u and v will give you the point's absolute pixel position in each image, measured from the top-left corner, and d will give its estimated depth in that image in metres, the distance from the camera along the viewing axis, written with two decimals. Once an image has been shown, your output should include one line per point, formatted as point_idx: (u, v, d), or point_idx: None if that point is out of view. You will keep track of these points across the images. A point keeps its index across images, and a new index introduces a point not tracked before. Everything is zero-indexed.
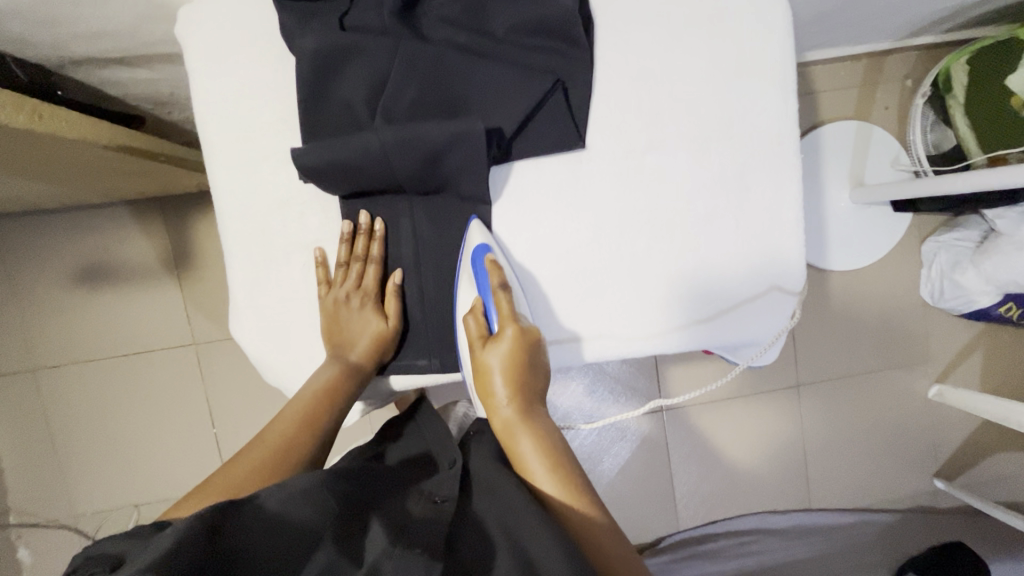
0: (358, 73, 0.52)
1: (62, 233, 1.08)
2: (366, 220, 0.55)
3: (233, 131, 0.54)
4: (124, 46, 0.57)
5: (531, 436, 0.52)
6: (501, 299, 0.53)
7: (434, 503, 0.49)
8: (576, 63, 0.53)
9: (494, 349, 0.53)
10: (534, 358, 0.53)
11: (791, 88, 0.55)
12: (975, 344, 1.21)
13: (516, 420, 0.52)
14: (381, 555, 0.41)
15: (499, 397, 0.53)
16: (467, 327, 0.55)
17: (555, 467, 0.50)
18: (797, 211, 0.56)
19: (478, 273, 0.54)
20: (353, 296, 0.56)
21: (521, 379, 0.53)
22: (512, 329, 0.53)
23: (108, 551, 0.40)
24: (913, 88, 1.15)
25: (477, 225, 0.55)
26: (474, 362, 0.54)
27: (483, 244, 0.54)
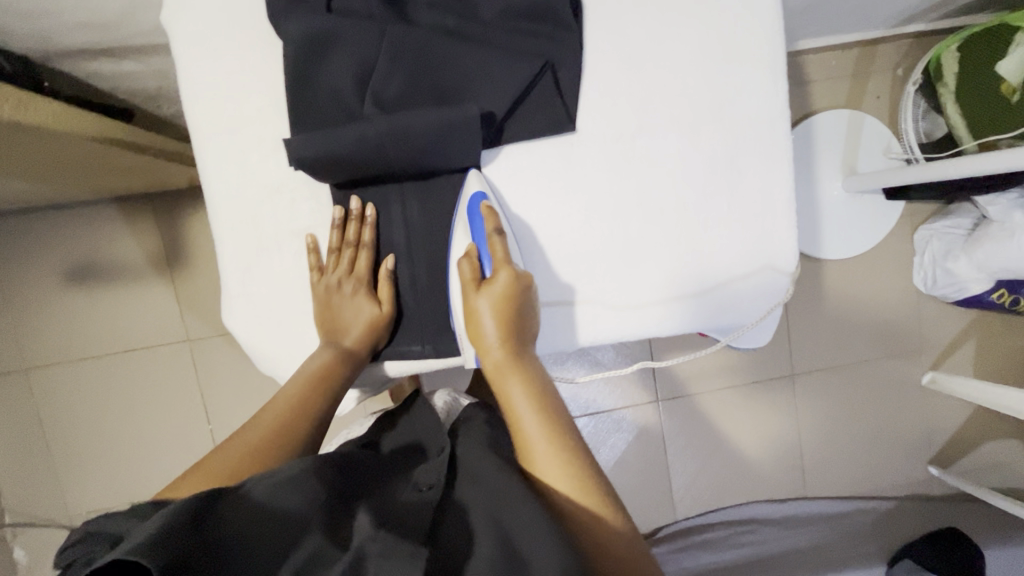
0: (345, 58, 0.51)
1: (53, 232, 1.07)
2: (354, 203, 0.55)
3: (222, 119, 0.53)
4: (111, 38, 0.57)
5: (521, 382, 0.50)
6: (496, 244, 0.52)
7: (420, 490, 0.48)
8: (566, 47, 0.53)
9: (487, 294, 0.51)
10: (527, 305, 0.52)
11: (782, 71, 0.55)
12: (968, 331, 1.22)
13: (508, 364, 0.51)
14: (365, 539, 0.39)
15: (488, 340, 0.52)
16: (461, 268, 0.53)
17: (545, 416, 0.49)
18: (788, 193, 0.56)
19: (473, 220, 0.53)
20: (344, 282, 0.55)
21: (515, 325, 0.52)
22: (506, 273, 0.51)
23: (104, 528, 0.41)
24: (904, 77, 1.15)
25: (477, 174, 0.54)
26: (465, 305, 0.53)
27: (480, 192, 0.53)
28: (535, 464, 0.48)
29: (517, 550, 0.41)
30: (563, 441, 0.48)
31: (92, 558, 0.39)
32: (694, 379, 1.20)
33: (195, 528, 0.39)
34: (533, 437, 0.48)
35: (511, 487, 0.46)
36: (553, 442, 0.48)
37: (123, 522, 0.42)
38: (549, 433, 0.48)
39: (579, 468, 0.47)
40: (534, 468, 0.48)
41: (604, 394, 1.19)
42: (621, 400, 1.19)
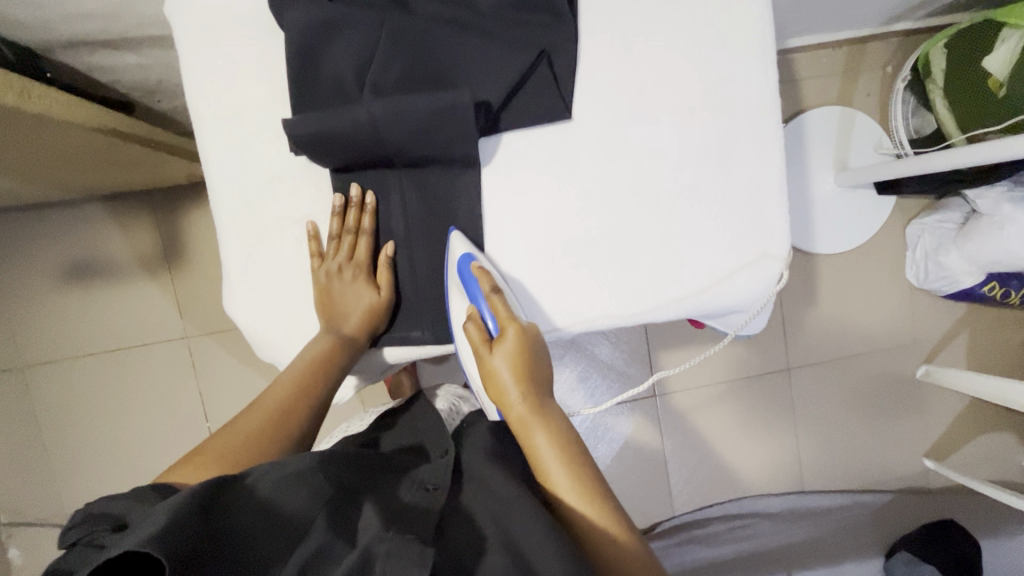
0: (344, 45, 0.52)
1: (50, 229, 1.07)
2: (354, 192, 0.55)
3: (222, 107, 0.54)
4: (113, 29, 0.58)
5: (544, 429, 0.51)
6: (496, 302, 0.53)
7: (426, 491, 0.50)
8: (562, 35, 0.54)
9: (499, 354, 0.52)
10: (538, 356, 0.53)
11: (772, 59, 0.56)
12: (960, 324, 1.24)
13: (529, 416, 0.51)
14: (373, 539, 0.41)
15: (508, 395, 0.52)
16: (468, 331, 0.54)
17: (571, 462, 0.49)
18: (780, 178, 0.57)
19: (466, 281, 0.54)
20: (345, 268, 0.56)
21: (529, 378, 0.52)
22: (513, 329, 0.52)
23: (109, 511, 0.42)
24: (893, 73, 1.17)
25: (458, 235, 0.56)
26: (482, 366, 0.54)
27: (467, 254, 0.54)
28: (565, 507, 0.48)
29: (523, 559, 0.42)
30: (588, 487, 0.48)
31: (96, 538, 0.39)
32: (690, 374, 1.21)
33: (202, 521, 0.39)
34: (565, 488, 0.48)
35: (516, 497, 0.48)
36: (585, 491, 0.48)
37: (126, 505, 0.42)
38: (574, 481, 0.48)
39: (608, 511, 0.47)
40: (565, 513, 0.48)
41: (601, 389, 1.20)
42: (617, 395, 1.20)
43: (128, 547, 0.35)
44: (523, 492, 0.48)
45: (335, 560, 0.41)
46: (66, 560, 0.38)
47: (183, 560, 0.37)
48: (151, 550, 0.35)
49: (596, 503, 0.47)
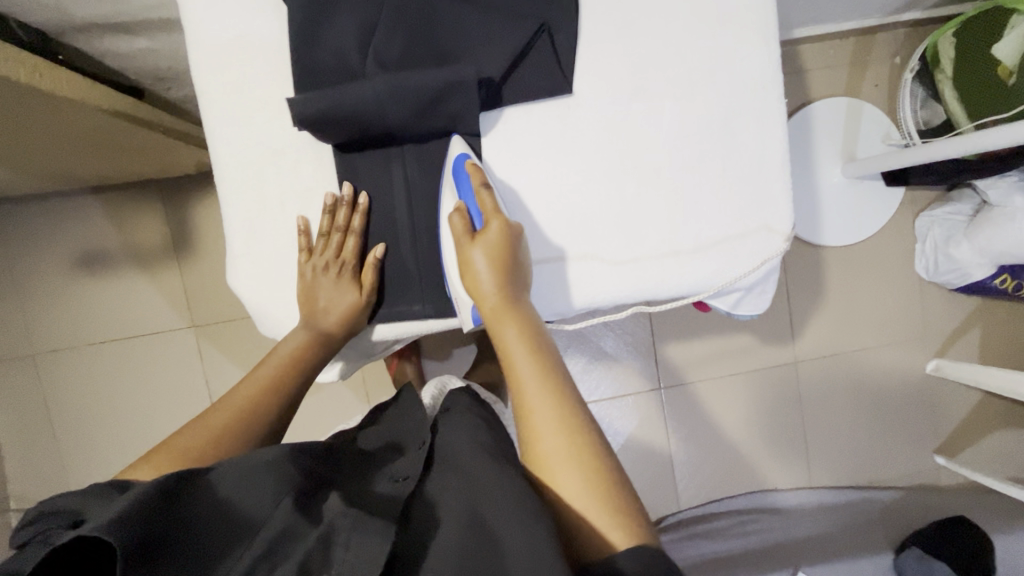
0: (348, 21, 0.53)
1: (62, 219, 1.09)
2: (346, 192, 0.56)
3: (228, 83, 0.55)
4: (123, 11, 0.59)
5: (515, 325, 0.51)
6: (485, 197, 0.52)
7: (395, 482, 0.50)
8: (562, 11, 0.54)
9: (481, 246, 0.52)
10: (518, 255, 0.53)
11: (774, 32, 0.56)
12: (971, 318, 1.22)
13: (502, 311, 0.51)
14: (336, 515, 0.42)
15: (483, 288, 0.52)
16: (451, 221, 0.53)
17: (539, 359, 0.49)
18: (782, 153, 0.57)
19: (458, 178, 0.54)
20: (329, 265, 0.56)
21: (509, 273, 0.52)
22: (497, 224, 0.52)
23: (64, 507, 0.42)
24: (902, 64, 1.16)
25: (459, 139, 0.55)
26: (459, 256, 0.53)
27: (463, 153, 0.54)
28: (524, 396, 0.48)
29: (493, 539, 0.43)
30: (552, 380, 0.48)
31: (50, 536, 0.40)
32: (696, 366, 1.20)
33: (167, 502, 0.40)
34: (525, 380, 0.48)
35: (494, 484, 0.48)
36: (545, 385, 0.48)
37: (82, 500, 0.42)
38: (539, 373, 0.48)
39: (565, 403, 0.47)
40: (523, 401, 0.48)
41: (606, 381, 1.19)
42: (623, 388, 1.19)
43: (87, 532, 0.36)
44: (506, 474, 0.49)
45: (298, 542, 0.41)
46: (21, 557, 0.38)
47: (143, 543, 0.38)
48: (107, 538, 0.36)
49: (557, 394, 0.48)
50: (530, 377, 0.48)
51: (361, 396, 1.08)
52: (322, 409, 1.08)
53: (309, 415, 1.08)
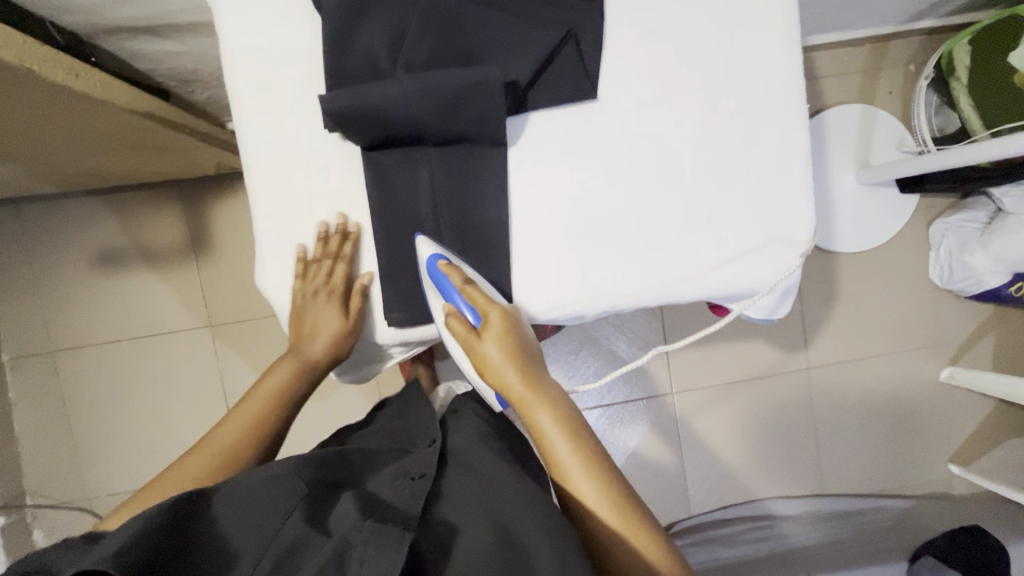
0: (378, 25, 0.54)
1: (83, 218, 1.10)
2: (342, 223, 0.57)
3: (259, 87, 0.56)
4: (157, 15, 0.60)
5: (544, 405, 0.51)
6: (472, 292, 0.53)
7: (410, 479, 0.50)
8: (588, 17, 0.55)
9: (490, 339, 0.52)
10: (523, 334, 0.54)
11: (796, 38, 0.57)
12: (985, 326, 1.21)
13: (530, 395, 0.51)
14: (350, 529, 0.42)
15: (503, 380, 0.52)
16: (452, 327, 0.54)
17: (572, 435, 0.50)
18: (803, 158, 0.58)
19: (438, 281, 0.54)
20: (320, 289, 0.58)
21: (523, 357, 0.52)
22: (497, 312, 0.53)
23: (31, 565, 0.38)
24: (916, 72, 1.16)
25: (425, 240, 0.56)
26: (472, 355, 0.53)
27: (435, 254, 0.55)
28: (568, 477, 0.49)
29: (512, 537, 0.44)
30: (587, 452, 0.50)
31: None
32: (709, 371, 1.20)
33: (172, 529, 0.41)
34: (571, 462, 0.49)
35: (511, 486, 0.50)
36: (586, 455, 0.50)
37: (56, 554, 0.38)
38: (576, 452, 0.50)
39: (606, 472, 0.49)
40: (569, 484, 0.49)
41: (618, 385, 1.19)
42: (634, 392, 1.20)
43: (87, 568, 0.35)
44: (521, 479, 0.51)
45: (311, 556, 0.41)
46: None
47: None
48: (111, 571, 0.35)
49: (596, 467, 0.49)
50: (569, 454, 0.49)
51: (374, 396, 1.09)
52: (336, 409, 1.09)
53: (323, 416, 1.09)
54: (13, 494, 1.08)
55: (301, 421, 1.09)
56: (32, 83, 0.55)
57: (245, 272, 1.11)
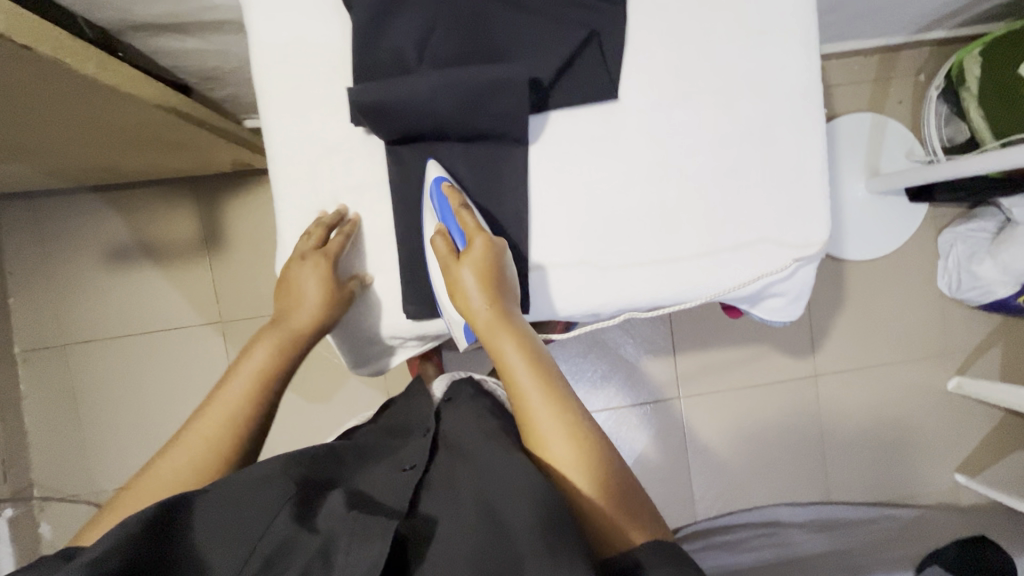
0: (405, 23, 0.55)
1: (98, 213, 1.12)
2: (341, 212, 0.58)
3: (285, 82, 0.57)
4: (185, 12, 0.61)
5: (512, 334, 0.52)
6: (466, 217, 0.55)
7: (403, 470, 0.51)
8: (611, 19, 0.56)
9: (468, 262, 0.53)
10: (503, 267, 0.54)
11: (815, 44, 0.58)
12: (993, 336, 1.21)
13: (498, 322, 0.52)
14: (336, 524, 0.42)
15: (475, 302, 0.53)
16: (435, 245, 0.55)
17: (536, 365, 0.50)
18: (820, 162, 0.58)
19: (437, 201, 0.56)
20: (309, 256, 0.56)
21: (498, 286, 0.53)
22: (481, 240, 0.54)
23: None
24: (926, 82, 1.17)
25: (434, 163, 0.57)
26: (448, 277, 0.54)
27: (439, 176, 0.56)
28: (528, 400, 0.49)
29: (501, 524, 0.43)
30: (550, 380, 0.50)
31: None
32: (716, 376, 1.20)
33: (158, 530, 0.41)
34: (529, 391, 0.49)
35: (500, 466, 0.48)
36: (549, 386, 0.49)
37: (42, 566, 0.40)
38: (539, 377, 0.50)
39: (566, 401, 0.49)
40: (527, 407, 0.49)
41: (626, 388, 1.19)
42: (642, 395, 1.20)
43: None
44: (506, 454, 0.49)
45: (297, 550, 0.41)
46: None
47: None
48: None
49: (558, 396, 0.49)
50: (529, 378, 0.49)
51: (383, 394, 1.09)
52: (345, 406, 1.09)
53: (332, 413, 1.09)
54: (20, 485, 1.09)
55: (309, 418, 1.09)
56: (63, 75, 0.56)
57: (257, 269, 1.12)
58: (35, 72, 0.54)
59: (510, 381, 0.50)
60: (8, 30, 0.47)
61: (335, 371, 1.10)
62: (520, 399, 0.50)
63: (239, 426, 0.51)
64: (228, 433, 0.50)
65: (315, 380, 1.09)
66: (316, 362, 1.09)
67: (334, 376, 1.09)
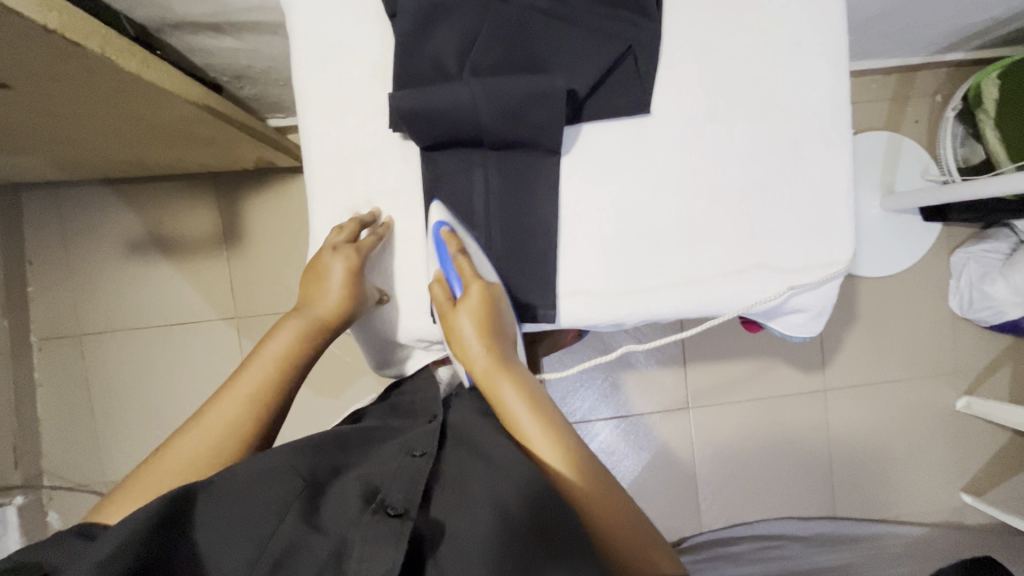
0: (447, 32, 0.56)
1: (119, 204, 1.13)
2: (374, 212, 0.59)
3: (325, 86, 0.59)
4: (226, 13, 0.63)
5: (510, 380, 0.53)
6: (462, 262, 0.55)
7: (412, 456, 0.49)
8: (647, 32, 0.57)
9: (465, 310, 0.54)
10: (499, 312, 0.56)
11: (844, 66, 0.59)
12: (1003, 357, 1.22)
13: (495, 369, 0.54)
14: (350, 528, 0.41)
15: (473, 350, 0.54)
16: (434, 293, 0.56)
17: (535, 408, 0.52)
18: (847, 181, 0.59)
19: (436, 246, 0.56)
20: (340, 247, 0.57)
21: (493, 332, 0.55)
22: (477, 286, 0.55)
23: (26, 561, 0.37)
24: (942, 103, 1.18)
25: (437, 205, 0.57)
26: (447, 325, 0.56)
27: (441, 220, 0.56)
28: (532, 445, 0.50)
29: (512, 518, 0.42)
30: (547, 422, 0.51)
31: None
32: (724, 388, 1.20)
33: (169, 528, 0.39)
34: (532, 432, 0.50)
35: (506, 460, 0.48)
36: (550, 430, 0.50)
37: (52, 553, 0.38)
38: (539, 419, 0.51)
39: (566, 441, 0.50)
40: (532, 450, 0.50)
41: (635, 397, 1.20)
42: (650, 404, 1.20)
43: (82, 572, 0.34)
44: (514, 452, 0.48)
45: (309, 552, 0.40)
46: None
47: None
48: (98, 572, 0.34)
49: (557, 438, 0.50)
50: (529, 422, 0.50)
51: None
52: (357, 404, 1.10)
53: (343, 411, 1.10)
54: (30, 474, 1.09)
55: (319, 415, 1.10)
56: (107, 71, 0.57)
57: (274, 267, 1.13)
58: (81, 67, 0.55)
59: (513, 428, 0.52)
60: (61, 28, 0.48)
61: (347, 369, 1.10)
62: (523, 443, 0.51)
63: (260, 410, 0.51)
64: (247, 422, 0.50)
65: (327, 377, 1.10)
66: (329, 360, 1.10)
67: (346, 374, 1.10)
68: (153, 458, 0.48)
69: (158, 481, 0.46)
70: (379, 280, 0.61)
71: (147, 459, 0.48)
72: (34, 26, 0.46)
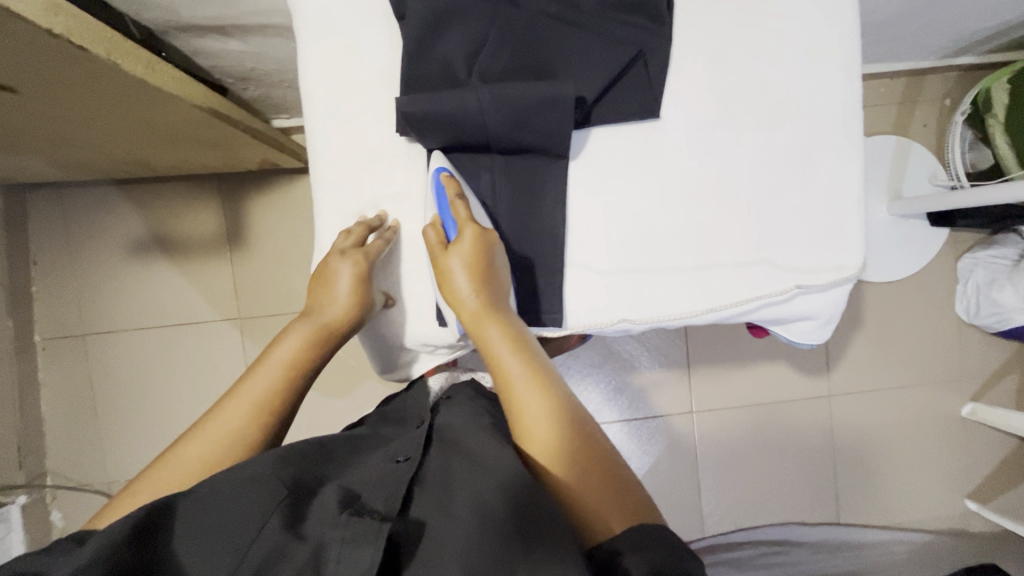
0: (456, 36, 0.56)
1: (122, 204, 1.12)
2: (381, 216, 0.59)
3: (332, 89, 0.58)
4: (233, 16, 0.62)
5: (498, 325, 0.52)
6: (459, 207, 0.54)
7: (395, 462, 0.47)
8: (657, 38, 0.57)
9: (457, 253, 0.53)
10: (493, 258, 0.54)
11: (856, 73, 0.58)
12: (1009, 363, 1.21)
13: (484, 312, 0.52)
14: (328, 533, 0.39)
15: (462, 293, 0.52)
16: (426, 236, 0.55)
17: (521, 353, 0.51)
18: (858, 187, 0.58)
19: (435, 190, 0.56)
20: (347, 252, 0.56)
21: (485, 278, 0.53)
22: (471, 230, 0.53)
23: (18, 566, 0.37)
24: (951, 107, 1.17)
25: (438, 153, 0.57)
26: (437, 266, 0.54)
27: (441, 166, 0.56)
28: (515, 387, 0.49)
29: (494, 514, 0.41)
30: (534, 369, 0.50)
31: None
32: (728, 392, 1.20)
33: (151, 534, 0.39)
34: (515, 375, 0.49)
35: (491, 455, 0.47)
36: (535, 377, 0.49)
37: (42, 559, 0.38)
38: (525, 365, 0.50)
39: (550, 387, 0.49)
40: (515, 393, 0.49)
41: (639, 401, 1.19)
42: (655, 408, 1.20)
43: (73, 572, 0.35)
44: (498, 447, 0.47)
45: (286, 560, 0.39)
46: None
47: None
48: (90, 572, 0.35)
49: (542, 385, 0.49)
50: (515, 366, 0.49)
51: None
52: (360, 406, 1.10)
53: (346, 412, 1.10)
54: (34, 473, 1.10)
55: (323, 417, 1.10)
56: (112, 75, 0.57)
57: (278, 268, 1.13)
58: (87, 71, 0.55)
59: (497, 370, 0.51)
60: (66, 32, 0.48)
61: (350, 371, 1.10)
62: (506, 384, 0.50)
63: (264, 415, 0.51)
64: (252, 428, 0.50)
65: (330, 378, 1.10)
66: (332, 361, 1.10)
67: (350, 375, 1.10)
68: (157, 461, 0.48)
69: (158, 485, 0.46)
70: (384, 284, 0.61)
71: (150, 463, 0.48)
72: (39, 30, 0.46)
